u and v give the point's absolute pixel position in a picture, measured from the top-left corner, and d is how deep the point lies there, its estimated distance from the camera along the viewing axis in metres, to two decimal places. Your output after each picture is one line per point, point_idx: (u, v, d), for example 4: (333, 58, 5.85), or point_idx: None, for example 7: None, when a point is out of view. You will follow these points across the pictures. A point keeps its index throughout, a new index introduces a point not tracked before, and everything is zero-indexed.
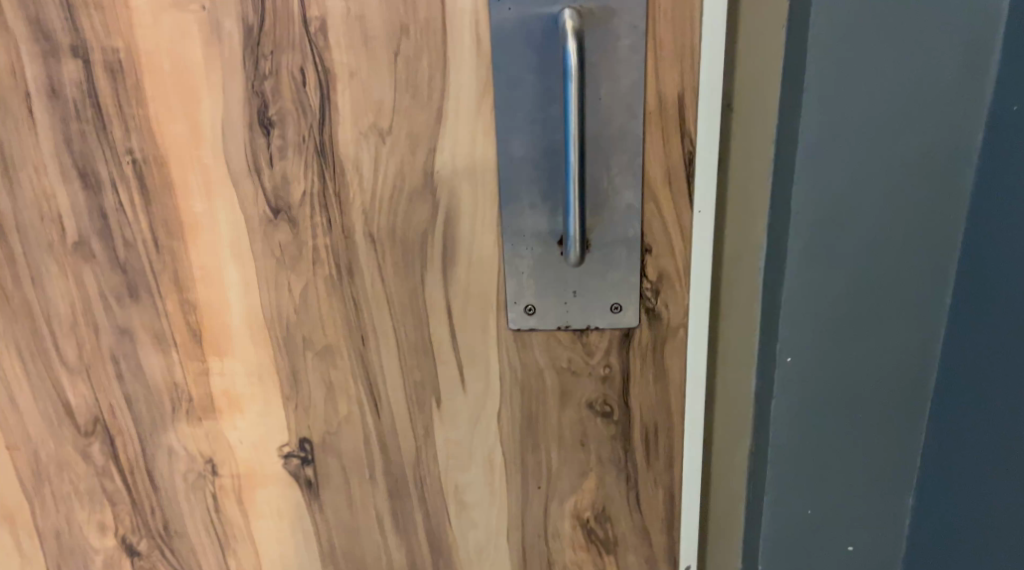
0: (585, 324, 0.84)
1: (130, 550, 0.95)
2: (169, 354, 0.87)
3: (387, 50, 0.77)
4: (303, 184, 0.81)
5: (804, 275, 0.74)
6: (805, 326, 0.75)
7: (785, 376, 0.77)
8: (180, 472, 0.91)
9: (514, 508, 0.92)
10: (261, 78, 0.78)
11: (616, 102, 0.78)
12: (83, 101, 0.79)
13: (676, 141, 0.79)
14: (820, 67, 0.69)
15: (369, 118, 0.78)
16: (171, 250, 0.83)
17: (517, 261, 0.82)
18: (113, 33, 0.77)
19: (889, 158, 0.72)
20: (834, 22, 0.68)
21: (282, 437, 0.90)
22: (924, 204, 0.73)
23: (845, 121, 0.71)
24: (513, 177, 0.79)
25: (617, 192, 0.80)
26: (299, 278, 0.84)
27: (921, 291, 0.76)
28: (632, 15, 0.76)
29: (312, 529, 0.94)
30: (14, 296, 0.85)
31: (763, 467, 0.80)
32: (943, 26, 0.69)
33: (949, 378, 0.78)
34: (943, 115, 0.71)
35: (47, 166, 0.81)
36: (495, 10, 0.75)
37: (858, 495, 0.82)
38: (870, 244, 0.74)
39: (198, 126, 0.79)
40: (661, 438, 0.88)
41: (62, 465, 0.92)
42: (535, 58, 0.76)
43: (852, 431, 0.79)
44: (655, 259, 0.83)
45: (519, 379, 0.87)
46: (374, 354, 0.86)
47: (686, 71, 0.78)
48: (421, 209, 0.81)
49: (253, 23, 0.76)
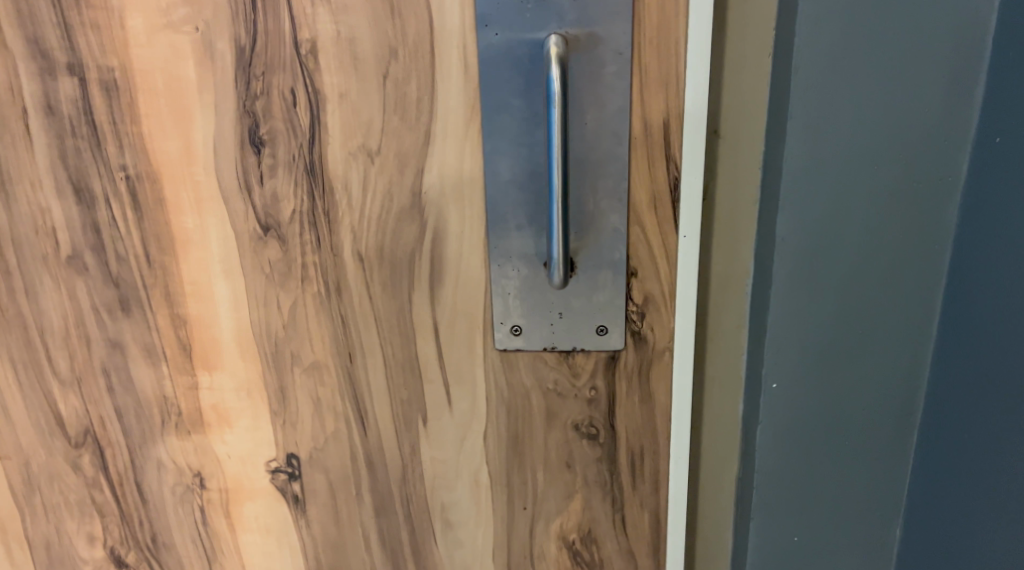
0: (572, 345, 0.85)
1: (119, 561, 0.96)
2: (159, 367, 0.88)
3: (377, 72, 0.78)
4: (292, 202, 0.82)
5: (789, 301, 0.74)
6: (790, 351, 0.75)
7: (771, 401, 0.77)
8: (169, 485, 0.92)
9: (500, 528, 0.92)
10: (253, 97, 0.79)
11: (602, 127, 0.79)
12: (79, 118, 0.80)
13: (662, 165, 0.80)
14: (805, 93, 0.70)
15: (359, 138, 0.79)
16: (163, 265, 0.84)
17: (503, 282, 0.83)
18: (109, 52, 0.78)
19: (874, 185, 0.72)
20: (816, 51, 0.69)
21: (269, 452, 0.90)
22: (909, 231, 0.73)
23: (830, 148, 0.71)
24: (500, 199, 0.80)
25: (603, 215, 0.81)
26: (288, 295, 0.84)
27: (907, 318, 0.76)
28: (617, 41, 0.77)
29: (299, 544, 0.94)
30: (9, 308, 0.87)
31: (749, 492, 0.80)
32: (927, 53, 0.70)
33: (935, 405, 0.77)
34: (928, 143, 0.72)
35: (43, 182, 0.82)
36: (483, 34, 0.76)
37: (844, 522, 0.81)
38: (857, 270, 0.74)
39: (190, 145, 0.80)
40: (648, 461, 0.88)
41: (54, 476, 0.93)
42: (522, 82, 0.77)
43: (838, 458, 0.79)
44: (641, 282, 0.83)
45: (505, 399, 0.87)
46: (361, 371, 0.87)
47: (672, 97, 0.78)
48: (409, 229, 0.82)
49: (245, 45, 0.77)
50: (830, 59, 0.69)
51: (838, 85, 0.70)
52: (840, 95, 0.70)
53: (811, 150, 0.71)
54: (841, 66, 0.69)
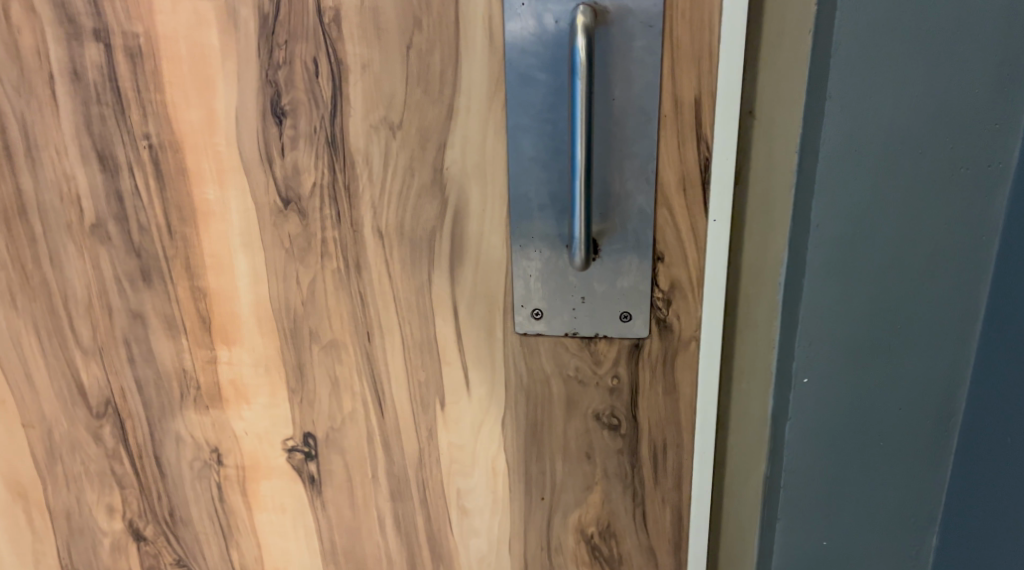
0: (594, 332, 0.82)
1: (137, 534, 0.97)
2: (179, 340, 0.88)
3: (400, 43, 0.76)
4: (313, 175, 0.80)
5: (824, 293, 0.70)
6: (822, 346, 0.72)
7: (801, 398, 0.73)
8: (187, 459, 0.93)
9: (516, 518, 0.90)
10: (275, 67, 0.78)
11: (630, 104, 0.76)
12: (104, 85, 0.80)
13: (692, 146, 0.77)
14: (843, 72, 0.66)
15: (380, 111, 0.78)
16: (184, 237, 0.84)
17: (525, 263, 0.80)
18: (133, 18, 0.78)
19: (915, 172, 0.68)
20: (858, 30, 0.65)
21: (286, 430, 0.90)
22: (952, 223, 0.69)
23: (870, 132, 0.67)
24: (524, 177, 0.78)
25: (629, 196, 0.78)
26: (307, 271, 0.83)
27: (948, 314, 0.71)
28: (647, 14, 0.74)
29: (314, 526, 0.94)
30: (34, 275, 0.87)
31: (776, 492, 0.76)
32: (977, 32, 0.65)
33: (976, 406, 0.73)
34: (977, 129, 0.67)
35: (68, 149, 0.82)
36: (509, 5, 0.74)
37: (876, 528, 0.77)
38: (895, 261, 0.70)
39: (213, 114, 0.80)
40: (670, 455, 0.85)
41: (75, 446, 0.94)
42: (547, 55, 0.75)
43: (870, 460, 0.75)
44: (667, 267, 0.80)
45: (524, 385, 0.85)
46: (379, 351, 0.85)
47: (704, 74, 0.75)
48: (430, 206, 0.80)
49: (269, 13, 0.76)
50: (872, 37, 0.65)
51: (880, 64, 0.65)
52: (882, 75, 0.66)
53: (849, 132, 0.67)
54: (884, 44, 0.65)
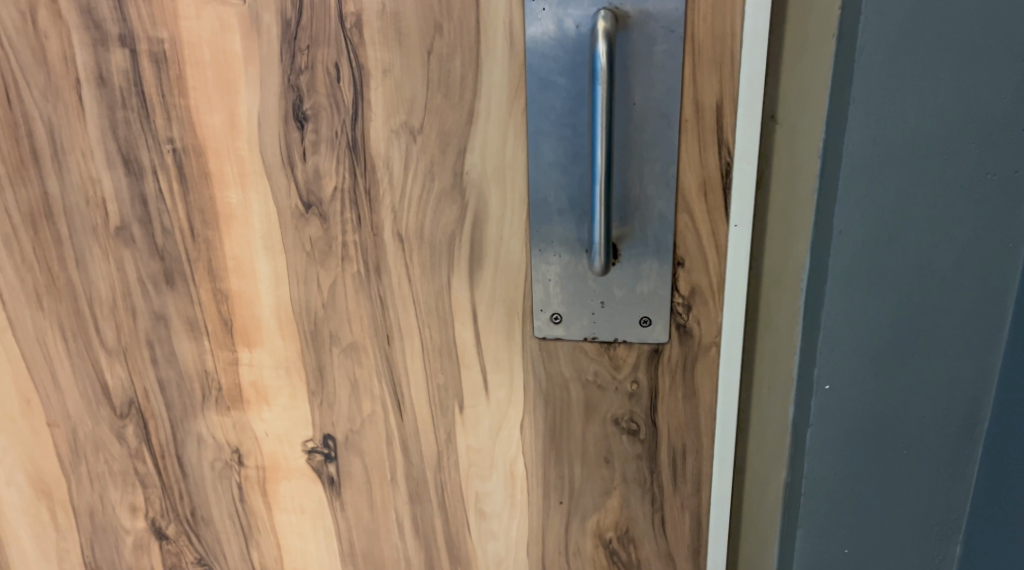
0: (613, 337, 0.81)
1: (159, 533, 0.98)
2: (201, 342, 0.88)
3: (421, 48, 0.76)
4: (334, 179, 0.81)
5: (846, 299, 0.70)
6: (844, 353, 0.71)
7: (823, 404, 0.72)
8: (208, 460, 0.94)
9: (534, 523, 0.90)
10: (297, 72, 0.78)
11: (651, 109, 0.75)
12: (129, 89, 0.81)
13: (713, 150, 0.76)
14: (868, 76, 0.65)
15: (401, 115, 0.78)
16: (206, 240, 0.85)
17: (544, 267, 0.80)
18: (158, 23, 0.78)
19: (940, 178, 0.67)
20: (883, 34, 0.64)
21: (306, 432, 0.90)
22: (977, 229, 0.68)
23: (895, 137, 0.66)
24: (543, 181, 0.78)
25: (649, 201, 0.77)
26: (328, 274, 0.84)
27: (974, 322, 0.70)
28: (669, 19, 0.73)
29: (333, 527, 0.94)
30: (59, 277, 0.88)
31: (797, 499, 0.76)
32: (1005, 37, 0.64)
33: (1001, 414, 0.72)
34: (1004, 135, 0.66)
35: (94, 152, 0.83)
36: (529, 9, 0.74)
37: (898, 537, 0.77)
38: (918, 268, 0.69)
39: (236, 119, 0.80)
40: (690, 461, 0.85)
41: (99, 445, 0.95)
42: (568, 60, 0.74)
43: (892, 468, 0.74)
44: (688, 273, 0.79)
45: (543, 389, 0.85)
46: (399, 354, 0.86)
47: (726, 79, 0.74)
48: (450, 210, 0.80)
49: (291, 18, 0.76)
50: (897, 41, 0.64)
51: (905, 67, 0.65)
52: (907, 80, 0.65)
53: (873, 138, 0.66)
54: (910, 48, 0.64)
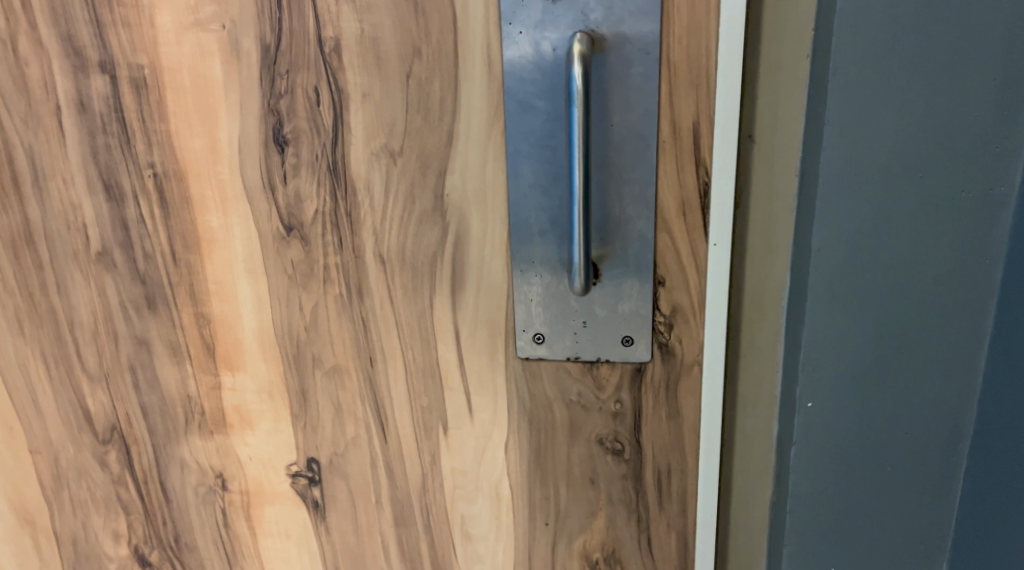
0: (596, 356, 0.81)
1: (143, 560, 0.98)
2: (184, 366, 0.88)
3: (400, 71, 0.76)
4: (315, 203, 0.81)
5: (828, 317, 0.70)
6: (825, 371, 0.71)
7: (806, 422, 0.72)
8: (192, 485, 0.93)
9: (520, 544, 0.89)
10: (277, 96, 0.78)
11: (629, 131, 0.75)
12: (109, 114, 0.81)
13: (691, 169, 0.75)
14: (841, 97, 0.66)
15: (381, 138, 0.78)
16: (188, 264, 0.85)
17: (526, 288, 0.80)
18: (138, 50, 0.79)
19: (917, 196, 0.67)
20: (856, 55, 0.65)
21: (290, 456, 0.90)
22: (954, 246, 0.69)
23: (869, 156, 0.67)
24: (524, 202, 0.78)
25: (629, 221, 0.77)
26: (310, 296, 0.84)
27: (955, 338, 0.71)
28: (645, 41, 0.73)
29: (318, 551, 0.94)
30: (41, 303, 0.88)
31: (782, 516, 0.76)
32: (976, 58, 0.65)
33: (984, 427, 0.72)
34: (977, 152, 0.67)
35: (74, 178, 0.83)
36: (506, 33, 0.74)
37: (884, 552, 0.77)
38: (897, 285, 0.69)
39: (216, 144, 0.80)
40: (675, 480, 0.84)
41: (81, 472, 0.95)
42: (545, 82, 0.75)
43: (877, 487, 0.74)
44: (669, 291, 0.79)
45: (527, 410, 0.85)
46: (382, 376, 0.85)
47: (702, 98, 0.73)
48: (431, 232, 0.80)
49: (270, 43, 0.77)
50: (871, 59, 0.65)
51: (878, 84, 0.65)
52: (880, 95, 0.65)
53: (848, 156, 0.67)
54: (883, 67, 0.65)
